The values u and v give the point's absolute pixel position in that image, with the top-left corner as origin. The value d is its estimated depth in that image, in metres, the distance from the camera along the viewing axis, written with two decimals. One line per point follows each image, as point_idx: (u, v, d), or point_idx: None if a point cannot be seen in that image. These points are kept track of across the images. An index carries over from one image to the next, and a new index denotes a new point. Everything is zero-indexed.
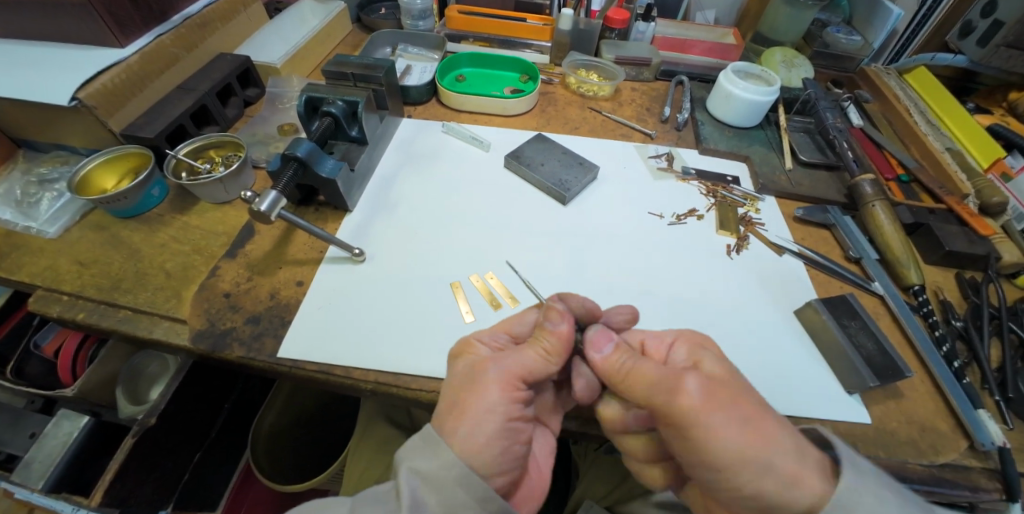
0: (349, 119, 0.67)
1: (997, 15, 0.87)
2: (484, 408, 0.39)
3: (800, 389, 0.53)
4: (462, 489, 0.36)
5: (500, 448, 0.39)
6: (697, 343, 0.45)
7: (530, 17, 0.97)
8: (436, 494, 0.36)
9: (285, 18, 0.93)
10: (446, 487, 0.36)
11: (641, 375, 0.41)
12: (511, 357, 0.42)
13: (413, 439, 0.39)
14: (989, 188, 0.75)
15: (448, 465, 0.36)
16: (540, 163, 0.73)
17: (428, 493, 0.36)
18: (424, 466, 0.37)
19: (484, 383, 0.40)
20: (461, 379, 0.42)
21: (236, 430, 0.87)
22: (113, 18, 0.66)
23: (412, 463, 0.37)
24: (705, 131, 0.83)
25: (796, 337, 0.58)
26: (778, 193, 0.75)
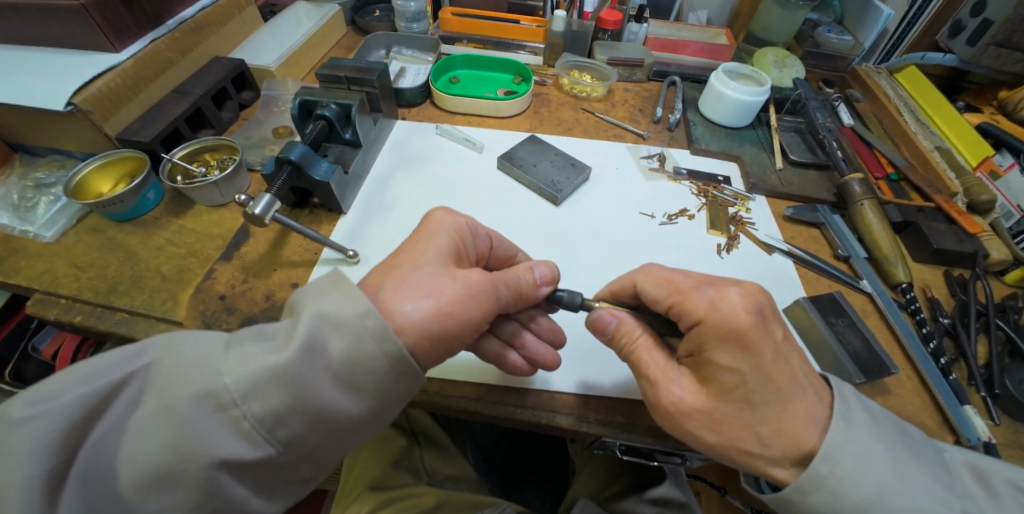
0: (342, 122, 0.67)
1: (986, 15, 0.89)
2: (452, 295, 0.41)
3: None
4: (376, 343, 0.36)
5: (441, 339, 0.40)
6: (716, 321, 0.40)
7: (522, 19, 0.98)
8: (341, 340, 0.35)
9: (279, 21, 0.94)
10: (358, 335, 0.36)
11: (637, 361, 0.46)
12: (505, 276, 0.46)
13: (323, 281, 0.38)
14: (978, 186, 0.76)
15: (362, 312, 0.36)
16: (533, 165, 0.73)
17: (333, 338, 0.35)
18: (337, 312, 0.36)
19: (467, 278, 0.43)
20: (444, 261, 0.44)
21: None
22: (108, 23, 0.66)
23: (316, 310, 0.36)
24: (697, 131, 0.84)
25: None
26: (768, 193, 0.76)
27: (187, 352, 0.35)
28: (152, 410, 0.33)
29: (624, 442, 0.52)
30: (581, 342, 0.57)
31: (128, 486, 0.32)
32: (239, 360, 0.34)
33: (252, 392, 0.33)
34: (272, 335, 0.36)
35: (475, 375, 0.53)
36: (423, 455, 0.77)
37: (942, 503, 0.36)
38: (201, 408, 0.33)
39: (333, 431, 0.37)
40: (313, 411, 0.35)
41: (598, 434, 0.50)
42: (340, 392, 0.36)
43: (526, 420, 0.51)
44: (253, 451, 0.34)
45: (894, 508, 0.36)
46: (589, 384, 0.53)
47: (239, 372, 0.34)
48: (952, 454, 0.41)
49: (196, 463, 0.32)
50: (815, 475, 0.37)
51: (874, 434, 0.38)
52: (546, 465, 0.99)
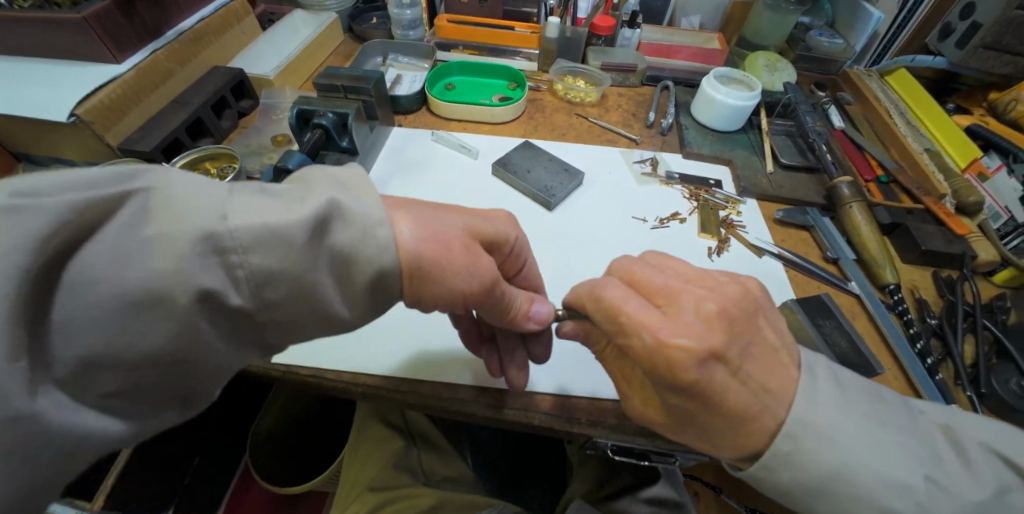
0: (339, 130, 0.68)
1: (975, 17, 0.90)
2: (457, 256, 0.41)
3: None
4: (377, 252, 0.36)
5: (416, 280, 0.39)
6: (656, 369, 0.38)
7: (517, 25, 0.99)
8: (350, 236, 0.35)
9: (277, 29, 0.95)
10: (365, 242, 0.35)
11: (606, 362, 0.49)
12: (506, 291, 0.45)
13: (344, 175, 0.37)
14: (966, 188, 0.77)
15: (381, 223, 0.36)
16: (527, 170, 0.74)
17: (342, 230, 0.35)
18: (352, 208, 0.35)
19: (480, 259, 0.42)
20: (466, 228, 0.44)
21: (223, 429, 0.93)
22: (109, 35, 0.68)
23: (335, 194, 0.35)
24: (689, 136, 0.85)
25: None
26: (759, 196, 0.77)
27: (185, 180, 0.31)
28: (140, 229, 0.29)
29: (616, 442, 0.53)
30: (572, 344, 0.58)
31: (107, 303, 0.27)
32: (248, 205, 0.32)
33: (257, 240, 0.31)
34: (282, 196, 0.34)
35: (468, 378, 0.54)
36: (421, 456, 0.78)
37: (915, 468, 0.35)
38: (201, 247, 0.29)
39: (312, 314, 0.35)
40: (307, 284, 0.33)
41: (591, 434, 0.52)
42: (335, 276, 0.35)
43: (520, 422, 0.52)
44: (239, 298, 0.31)
45: (867, 475, 0.35)
46: (579, 385, 0.54)
47: (246, 217, 0.31)
48: (928, 417, 0.40)
49: (184, 292, 0.28)
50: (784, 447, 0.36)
51: (844, 405, 0.37)
52: (545, 467, 1.00)
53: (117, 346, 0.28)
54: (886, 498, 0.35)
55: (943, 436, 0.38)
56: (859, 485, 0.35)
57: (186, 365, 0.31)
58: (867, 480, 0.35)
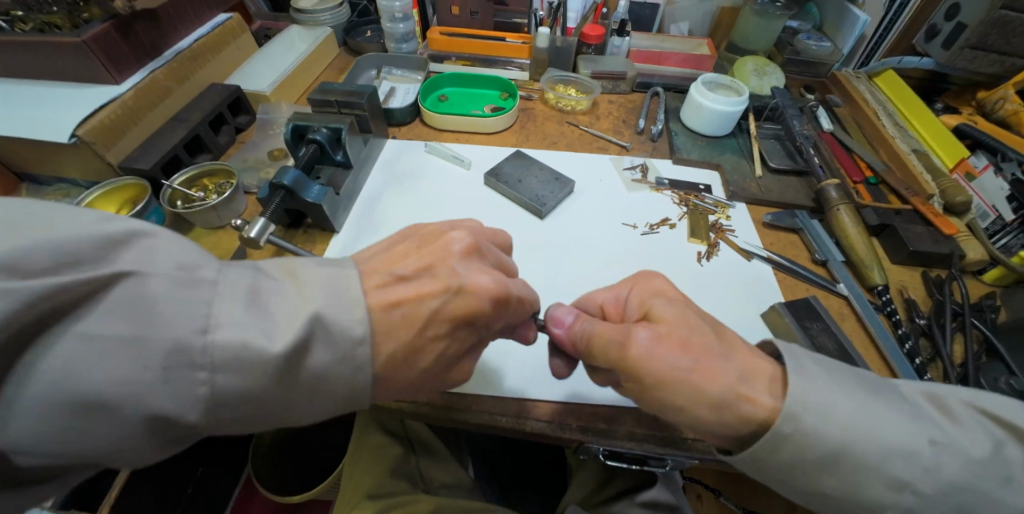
0: (333, 145, 0.70)
1: (959, 18, 0.91)
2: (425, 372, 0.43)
3: None
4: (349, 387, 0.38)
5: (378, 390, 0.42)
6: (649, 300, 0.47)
7: (508, 36, 1.01)
8: (327, 359, 0.35)
9: (273, 45, 0.97)
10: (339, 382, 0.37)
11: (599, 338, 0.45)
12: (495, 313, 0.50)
13: (342, 284, 0.37)
14: (952, 188, 0.78)
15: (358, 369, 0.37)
16: (518, 180, 0.76)
17: (321, 352, 0.35)
18: (338, 333, 0.35)
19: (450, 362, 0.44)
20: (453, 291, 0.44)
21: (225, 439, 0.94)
22: (109, 57, 0.70)
23: (321, 309, 0.35)
24: (679, 142, 0.87)
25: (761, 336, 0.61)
26: (748, 200, 0.78)
27: (181, 283, 0.32)
28: (119, 334, 0.29)
29: (607, 448, 0.54)
30: None
31: (59, 406, 0.28)
32: (230, 316, 0.32)
33: (229, 361, 0.31)
34: (270, 311, 0.34)
35: (461, 385, 0.56)
36: (419, 463, 0.79)
37: (911, 433, 0.36)
38: (170, 362, 0.30)
39: (267, 421, 0.36)
40: (267, 402, 0.34)
41: (583, 439, 0.52)
42: (297, 393, 0.35)
43: (513, 429, 0.53)
44: (193, 416, 0.31)
45: (870, 447, 0.36)
46: (574, 392, 0.56)
47: (225, 335, 0.31)
48: (913, 386, 0.41)
49: (137, 413, 0.29)
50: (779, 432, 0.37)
51: (832, 378, 0.39)
52: (545, 472, 1.00)
53: (64, 437, 0.28)
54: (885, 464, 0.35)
55: (936, 404, 0.39)
56: (861, 456, 0.36)
57: (132, 455, 0.31)
58: (851, 461, 0.36)
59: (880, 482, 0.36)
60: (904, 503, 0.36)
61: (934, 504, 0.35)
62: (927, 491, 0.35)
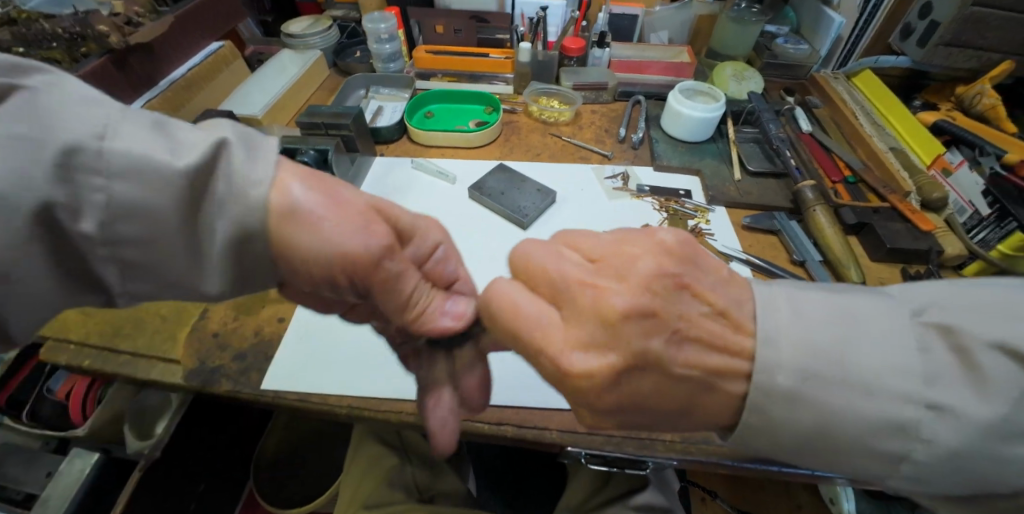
0: (321, 166, 0.73)
1: (933, 16, 0.91)
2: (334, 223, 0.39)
3: None
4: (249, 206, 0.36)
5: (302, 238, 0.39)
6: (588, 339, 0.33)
7: (491, 52, 1.04)
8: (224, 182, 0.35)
9: (264, 69, 1.01)
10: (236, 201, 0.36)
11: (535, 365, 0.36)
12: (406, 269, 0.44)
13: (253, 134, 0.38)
14: (929, 184, 0.80)
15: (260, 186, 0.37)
16: (501, 192, 0.78)
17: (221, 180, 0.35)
18: (243, 165, 0.36)
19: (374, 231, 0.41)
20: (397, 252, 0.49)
21: (226, 451, 0.96)
22: (106, 90, 0.73)
23: (231, 141, 0.36)
24: (659, 149, 0.89)
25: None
26: (728, 203, 0.80)
27: (88, 100, 0.33)
28: (13, 132, 0.30)
29: (590, 451, 0.55)
30: None
31: None
32: (132, 132, 0.33)
33: (123, 169, 0.32)
34: (179, 138, 0.35)
35: None
36: (415, 473, 0.80)
37: (911, 398, 0.29)
38: (61, 157, 0.31)
39: (168, 255, 0.36)
40: (166, 223, 0.34)
41: (563, 442, 0.54)
42: (202, 223, 0.36)
43: (496, 435, 0.55)
44: (86, 224, 0.33)
45: (855, 420, 0.30)
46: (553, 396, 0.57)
47: (121, 142, 0.32)
48: (921, 316, 0.32)
49: (25, 201, 0.30)
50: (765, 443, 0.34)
51: (811, 336, 0.31)
52: (543, 480, 1.01)
53: None
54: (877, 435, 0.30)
55: (951, 343, 0.30)
56: (846, 433, 0.30)
57: (24, 279, 0.32)
58: (841, 435, 0.30)
59: (868, 457, 0.31)
60: (901, 473, 0.31)
61: (938, 471, 0.30)
62: (927, 461, 0.30)
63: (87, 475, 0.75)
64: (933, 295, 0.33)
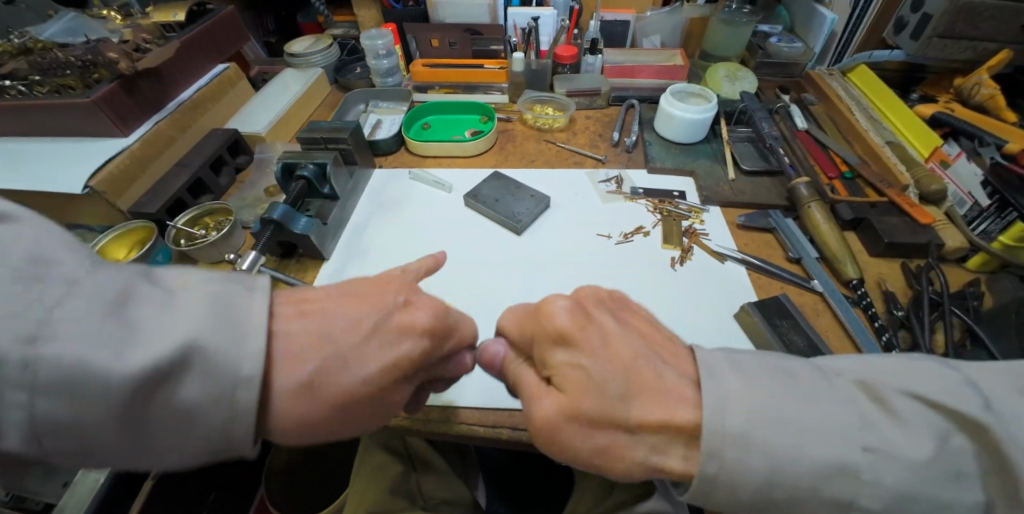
0: (320, 179, 0.75)
1: (925, 9, 0.91)
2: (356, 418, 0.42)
3: None
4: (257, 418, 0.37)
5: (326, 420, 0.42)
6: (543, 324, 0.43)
7: (486, 63, 1.06)
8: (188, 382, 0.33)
9: (268, 89, 1.04)
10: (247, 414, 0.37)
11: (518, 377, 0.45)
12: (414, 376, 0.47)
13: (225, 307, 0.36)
14: (927, 178, 0.79)
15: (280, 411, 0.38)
16: (495, 199, 0.79)
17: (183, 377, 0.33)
18: (212, 360, 0.34)
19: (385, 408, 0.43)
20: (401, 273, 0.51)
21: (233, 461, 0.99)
22: (116, 113, 0.77)
23: (197, 333, 0.34)
24: (653, 152, 0.89)
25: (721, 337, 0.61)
26: (722, 203, 0.80)
27: (35, 284, 0.31)
28: None
29: None
30: None
31: None
32: (75, 330, 0.30)
33: (61, 380, 0.30)
34: (140, 328, 0.33)
35: (438, 398, 0.57)
36: (419, 480, 0.81)
37: (850, 442, 0.33)
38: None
39: (117, 456, 0.33)
40: (101, 435, 0.32)
41: None
42: (145, 429, 0.33)
43: (490, 438, 0.55)
44: (15, 440, 0.30)
45: (810, 462, 0.33)
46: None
47: (62, 347, 0.30)
48: (844, 376, 0.37)
49: None
50: (702, 487, 0.35)
51: (755, 387, 0.36)
52: (551, 488, 1.00)
53: None
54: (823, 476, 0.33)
55: (869, 396, 0.35)
56: (800, 479, 0.33)
57: None
58: (796, 482, 0.33)
59: (825, 503, 0.33)
60: None
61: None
62: (872, 505, 0.32)
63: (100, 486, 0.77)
64: (889, 371, 0.37)
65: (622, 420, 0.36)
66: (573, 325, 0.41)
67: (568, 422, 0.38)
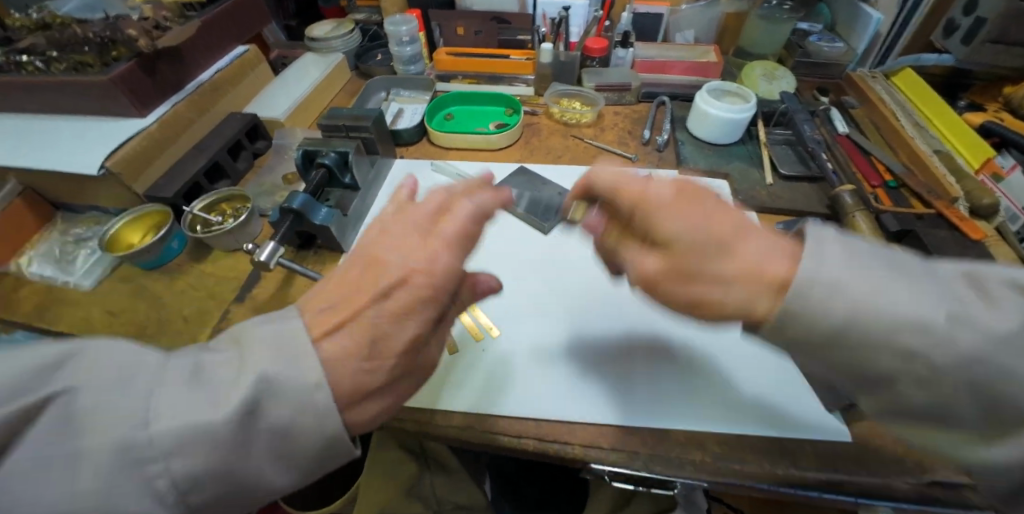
0: (341, 168, 0.72)
1: (980, 12, 0.86)
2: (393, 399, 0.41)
3: (783, 419, 0.53)
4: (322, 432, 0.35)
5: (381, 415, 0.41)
6: (642, 200, 0.43)
7: (512, 54, 1.03)
8: (279, 403, 0.33)
9: (288, 73, 1.02)
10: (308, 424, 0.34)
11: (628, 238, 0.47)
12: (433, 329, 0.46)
13: (275, 333, 0.36)
14: (978, 190, 0.74)
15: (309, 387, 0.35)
16: (521, 196, 0.76)
17: (271, 402, 0.33)
18: (280, 377, 0.34)
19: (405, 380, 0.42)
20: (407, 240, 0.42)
21: None
22: (134, 93, 0.75)
23: (263, 366, 0.34)
24: (686, 151, 0.86)
25: (757, 352, 0.59)
26: (759, 208, 0.76)
27: (121, 381, 0.32)
28: (61, 450, 0.29)
29: (612, 470, 0.52)
30: (568, 367, 0.57)
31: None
32: (171, 404, 0.31)
33: (172, 447, 0.30)
34: (217, 381, 0.33)
35: (461, 403, 0.54)
36: (432, 481, 0.80)
37: (936, 302, 0.31)
38: (114, 464, 0.29)
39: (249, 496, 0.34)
40: (231, 476, 0.32)
41: (586, 459, 0.51)
42: (257, 460, 0.33)
43: (513, 449, 0.52)
44: None
45: (884, 312, 0.32)
46: (566, 400, 0.54)
47: (163, 421, 0.31)
48: (950, 268, 0.34)
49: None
50: (779, 325, 0.35)
51: (845, 253, 0.34)
52: (563, 493, 0.99)
53: None
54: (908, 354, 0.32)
55: (972, 282, 0.33)
56: (866, 331, 0.32)
57: None
58: (879, 317, 0.32)
59: (887, 352, 0.32)
60: (916, 374, 0.31)
61: (954, 378, 0.30)
62: (944, 364, 0.30)
63: None
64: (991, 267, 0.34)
65: (712, 275, 0.37)
66: (676, 198, 0.41)
67: (667, 275, 0.40)
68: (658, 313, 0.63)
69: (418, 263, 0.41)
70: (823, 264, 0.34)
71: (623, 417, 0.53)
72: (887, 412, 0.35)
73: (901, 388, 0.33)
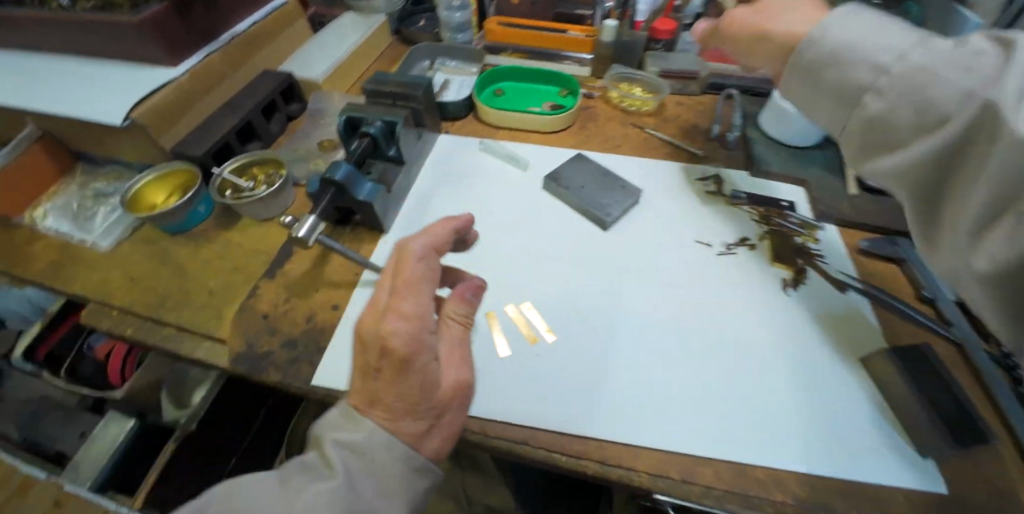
0: (387, 138, 0.66)
1: None
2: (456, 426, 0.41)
3: (871, 462, 0.47)
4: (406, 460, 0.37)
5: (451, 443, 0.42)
6: None
7: (570, 28, 0.93)
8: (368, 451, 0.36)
9: (327, 32, 0.94)
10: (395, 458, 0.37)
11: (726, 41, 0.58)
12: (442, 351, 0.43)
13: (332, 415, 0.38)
14: None
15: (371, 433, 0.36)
16: (580, 186, 0.70)
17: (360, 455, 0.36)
18: (350, 437, 0.36)
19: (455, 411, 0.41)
20: (373, 301, 0.38)
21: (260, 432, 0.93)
22: (165, 38, 0.68)
23: (336, 433, 0.37)
24: (759, 151, 0.78)
25: (841, 380, 0.53)
26: (840, 221, 0.69)
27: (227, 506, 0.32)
28: None
29: (676, 502, 0.46)
30: (629, 384, 0.52)
31: None
32: (287, 495, 0.33)
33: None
34: (310, 465, 0.36)
35: (512, 413, 0.49)
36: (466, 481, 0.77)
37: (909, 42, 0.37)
38: None
39: None
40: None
41: (650, 489, 0.45)
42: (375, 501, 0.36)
43: (570, 470, 0.46)
44: None
45: (868, 42, 0.40)
46: (625, 420, 0.49)
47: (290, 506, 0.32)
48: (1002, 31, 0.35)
49: None
50: (806, 71, 0.45)
51: (879, 25, 0.41)
52: None
53: None
54: (907, 119, 0.37)
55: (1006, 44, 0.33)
56: (855, 59, 0.40)
57: None
58: (860, 48, 0.40)
59: (860, 69, 0.40)
60: (874, 89, 0.39)
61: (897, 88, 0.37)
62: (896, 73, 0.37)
63: (118, 442, 0.76)
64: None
65: (778, 14, 0.48)
66: None
67: (745, 19, 0.53)
68: (725, 329, 0.57)
69: (396, 317, 0.37)
70: (838, 33, 0.42)
71: (692, 442, 0.48)
72: (868, 148, 0.42)
73: (866, 102, 0.40)
